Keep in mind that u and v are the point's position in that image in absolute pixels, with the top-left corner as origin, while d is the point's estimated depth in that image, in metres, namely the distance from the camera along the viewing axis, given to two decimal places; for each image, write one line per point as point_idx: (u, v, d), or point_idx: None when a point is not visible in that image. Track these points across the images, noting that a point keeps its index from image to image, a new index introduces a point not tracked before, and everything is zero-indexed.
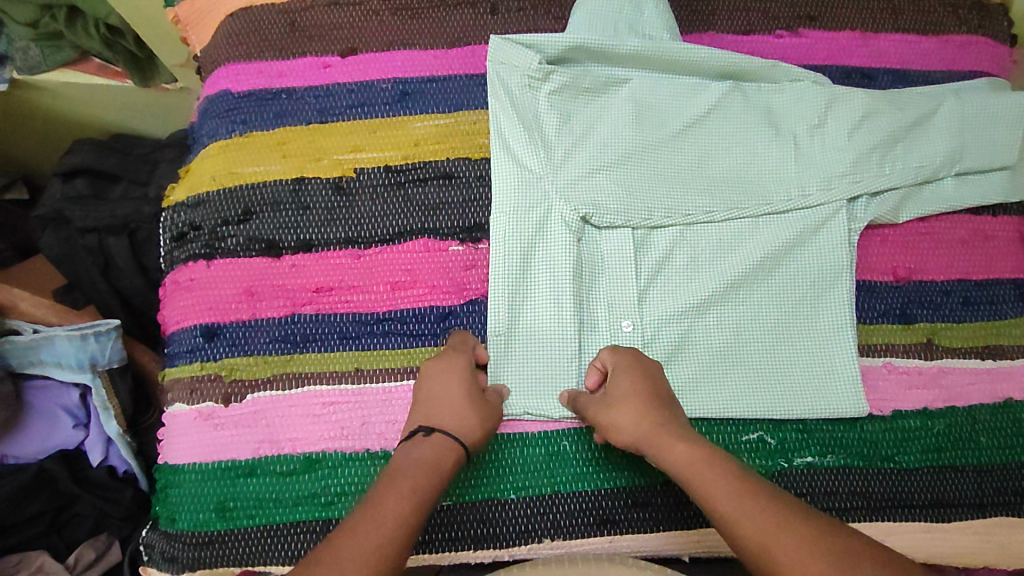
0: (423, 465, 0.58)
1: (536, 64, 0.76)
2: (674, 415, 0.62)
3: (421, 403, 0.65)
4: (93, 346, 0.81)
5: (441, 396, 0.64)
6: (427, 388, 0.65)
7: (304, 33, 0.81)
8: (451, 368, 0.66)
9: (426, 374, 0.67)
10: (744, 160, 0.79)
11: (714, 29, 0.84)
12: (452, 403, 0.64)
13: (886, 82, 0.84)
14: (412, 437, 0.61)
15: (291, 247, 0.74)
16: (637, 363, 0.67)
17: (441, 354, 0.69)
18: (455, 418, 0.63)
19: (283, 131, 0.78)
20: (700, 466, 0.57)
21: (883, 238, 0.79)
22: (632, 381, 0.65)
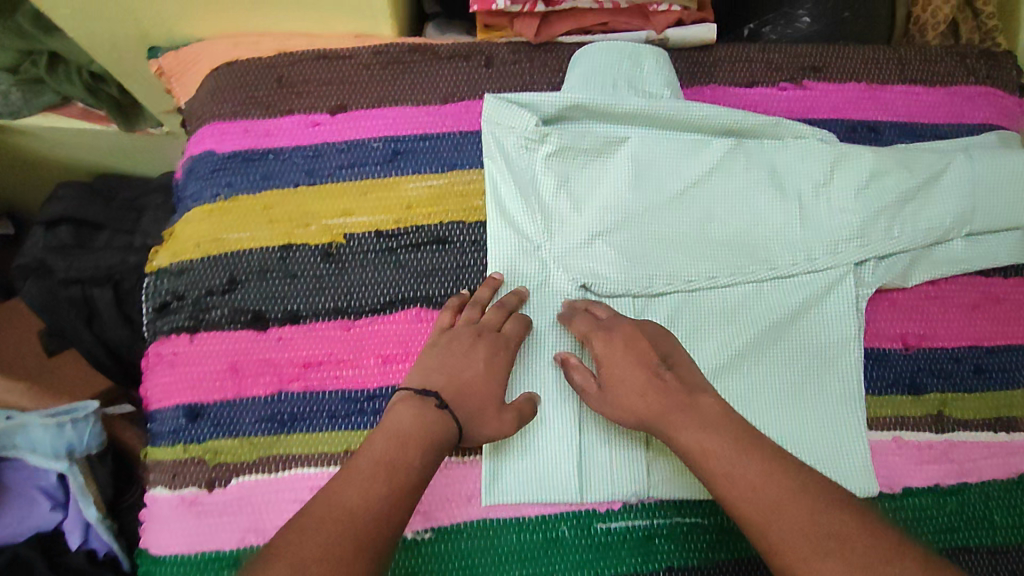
0: (409, 429, 0.60)
1: (533, 126, 0.74)
2: (673, 390, 0.62)
3: (452, 368, 0.65)
4: (69, 432, 0.80)
5: (474, 376, 0.65)
6: (462, 359, 0.66)
7: (291, 89, 0.78)
8: (496, 360, 0.66)
9: (470, 344, 0.66)
10: (746, 221, 0.76)
11: (716, 80, 0.81)
12: (479, 384, 0.65)
13: (894, 135, 0.80)
14: (426, 398, 0.62)
15: (278, 318, 0.72)
16: (612, 331, 0.67)
17: (496, 336, 0.68)
18: (474, 402, 0.64)
19: (270, 194, 0.75)
20: (710, 441, 0.58)
21: (892, 303, 0.76)
22: (626, 361, 0.65)
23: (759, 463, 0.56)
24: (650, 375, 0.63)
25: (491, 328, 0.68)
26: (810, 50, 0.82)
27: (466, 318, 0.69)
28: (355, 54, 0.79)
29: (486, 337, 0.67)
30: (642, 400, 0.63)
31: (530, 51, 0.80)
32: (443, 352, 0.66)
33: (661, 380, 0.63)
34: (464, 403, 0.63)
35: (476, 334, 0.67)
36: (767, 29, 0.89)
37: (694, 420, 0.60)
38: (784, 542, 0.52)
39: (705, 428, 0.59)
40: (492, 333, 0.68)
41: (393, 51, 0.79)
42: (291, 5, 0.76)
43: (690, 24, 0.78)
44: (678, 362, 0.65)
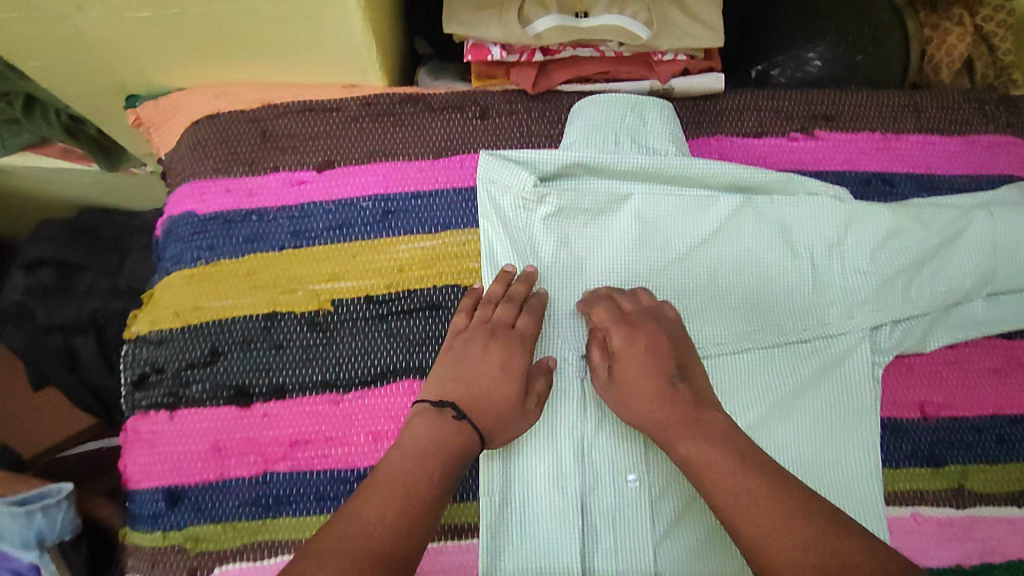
0: (424, 443, 0.58)
1: (531, 186, 0.70)
2: (683, 401, 0.60)
3: (466, 376, 0.63)
4: (39, 519, 0.77)
5: (491, 383, 0.63)
6: (475, 366, 0.64)
7: (276, 145, 0.74)
8: (512, 361, 0.64)
9: (483, 347, 0.64)
10: (756, 282, 0.72)
11: (724, 131, 0.77)
12: (495, 388, 0.63)
13: (909, 188, 0.76)
14: (443, 411, 0.61)
15: (263, 394, 0.68)
16: (635, 325, 0.64)
17: (509, 333, 0.65)
18: (492, 411, 0.62)
19: (253, 258, 0.71)
20: (709, 451, 0.56)
21: (909, 368, 0.72)
22: (642, 361, 0.63)
23: (755, 477, 0.53)
24: (662, 380, 0.62)
25: (502, 325, 0.66)
26: (821, 98, 0.79)
27: (477, 317, 0.67)
28: (343, 106, 0.74)
29: (500, 336, 0.65)
30: (650, 397, 0.61)
31: (527, 101, 0.76)
32: (454, 360, 0.64)
33: (671, 388, 0.61)
34: (482, 414, 0.61)
35: (490, 333, 0.65)
36: (775, 72, 0.85)
37: (699, 435, 0.57)
38: (781, 564, 0.48)
39: (710, 444, 0.57)
40: (504, 330, 0.65)
41: (383, 102, 0.75)
42: (272, 58, 0.71)
43: (697, 74, 0.74)
44: (691, 369, 0.64)
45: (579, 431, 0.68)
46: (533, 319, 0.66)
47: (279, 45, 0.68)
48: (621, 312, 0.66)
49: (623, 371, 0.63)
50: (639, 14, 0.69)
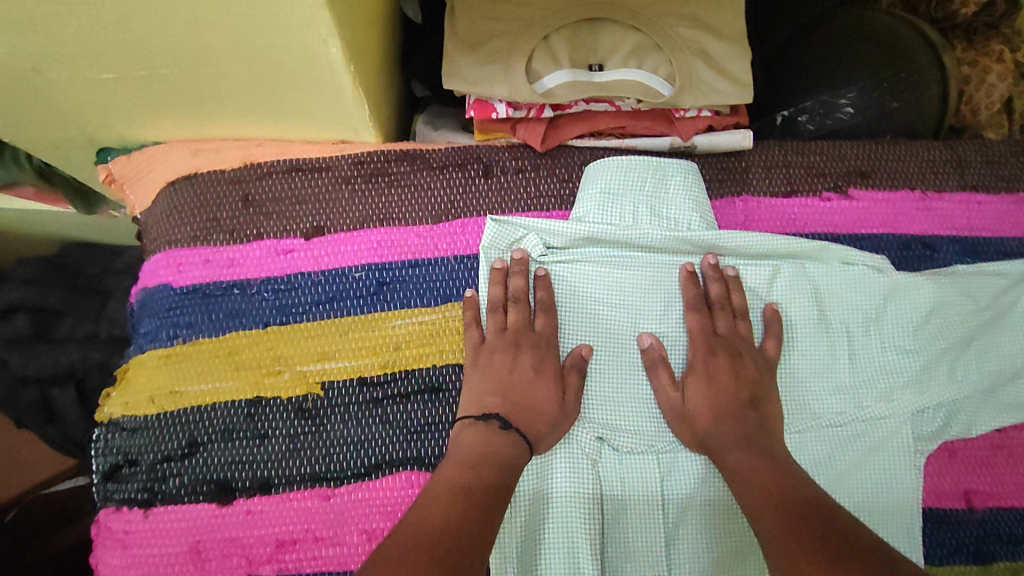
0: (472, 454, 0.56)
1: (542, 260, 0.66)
2: (748, 424, 0.61)
3: (501, 385, 0.61)
4: None
5: (528, 391, 0.62)
6: (507, 374, 0.62)
7: (260, 210, 0.67)
8: (543, 368, 0.63)
9: (510, 357, 0.63)
10: (788, 358, 0.66)
11: (750, 191, 0.70)
12: (532, 394, 0.61)
13: (952, 253, 0.70)
14: (489, 423, 0.59)
15: (247, 488, 0.62)
16: (717, 349, 0.64)
17: (532, 335, 0.64)
18: (533, 417, 0.61)
19: (235, 337, 0.65)
20: (746, 459, 0.58)
21: (952, 454, 0.66)
22: (728, 382, 0.63)
23: (786, 487, 0.55)
24: (732, 404, 0.62)
25: (524, 331, 0.64)
26: (857, 152, 0.71)
27: (496, 325, 0.64)
28: (334, 164, 0.68)
29: (525, 343, 0.63)
30: (715, 416, 0.61)
31: (536, 157, 0.69)
32: (485, 371, 0.62)
33: (741, 412, 0.61)
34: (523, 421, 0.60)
35: (514, 342, 0.63)
36: (803, 118, 0.79)
37: (734, 445, 0.59)
38: (796, 544, 0.49)
39: (742, 453, 0.58)
40: (527, 335, 0.64)
41: (378, 160, 0.68)
42: (255, 117, 0.64)
43: (722, 130, 0.68)
44: (766, 393, 0.63)
45: (596, 524, 0.62)
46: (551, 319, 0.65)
47: (263, 105, 0.62)
48: (712, 331, 0.65)
49: (692, 391, 0.63)
50: (660, 68, 0.63)
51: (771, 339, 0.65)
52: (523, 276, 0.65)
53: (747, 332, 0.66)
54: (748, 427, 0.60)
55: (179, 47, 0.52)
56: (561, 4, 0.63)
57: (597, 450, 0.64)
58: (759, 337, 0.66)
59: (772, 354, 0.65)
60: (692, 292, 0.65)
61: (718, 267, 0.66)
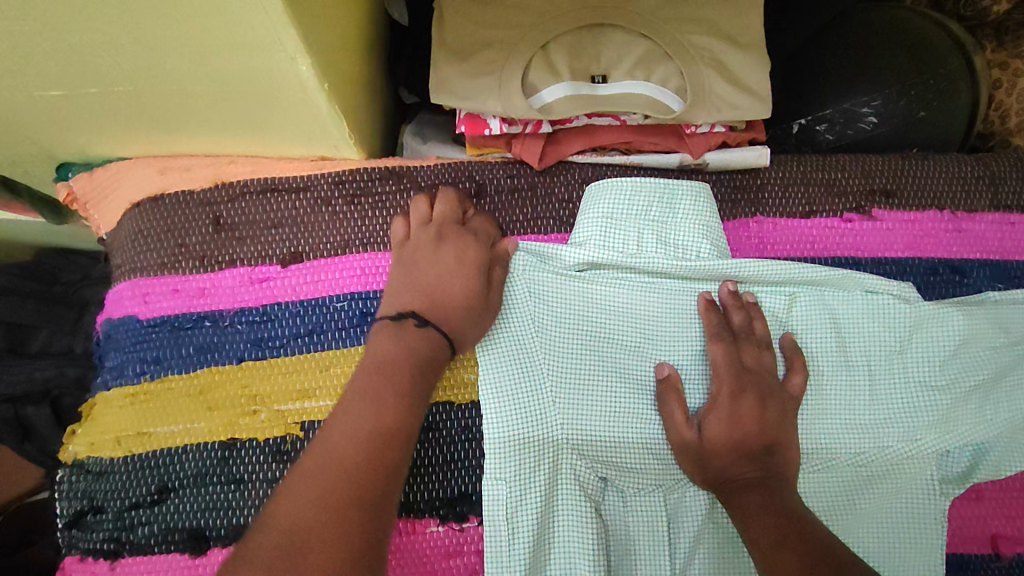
0: (395, 362, 0.51)
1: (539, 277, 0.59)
2: (766, 467, 0.54)
3: (420, 277, 0.56)
4: None
5: (450, 280, 0.56)
6: (428, 265, 0.56)
7: (232, 234, 0.62)
8: (470, 256, 0.57)
9: (433, 248, 0.57)
10: (810, 395, 0.60)
11: (764, 211, 0.64)
12: (455, 284, 0.56)
13: (982, 278, 0.64)
14: (403, 322, 0.53)
15: (221, 537, 0.56)
16: (744, 385, 0.57)
17: (458, 227, 0.59)
18: (452, 308, 0.55)
19: (207, 374, 0.59)
20: (760, 501, 0.52)
21: (979, 495, 0.61)
22: (752, 416, 0.56)
23: (789, 527, 0.50)
24: (753, 448, 0.55)
25: (451, 224, 0.59)
26: (881, 168, 0.65)
27: (418, 219, 0.59)
28: (312, 184, 0.62)
29: (448, 234, 0.58)
30: (734, 459, 0.55)
31: (535, 174, 0.64)
32: (406, 265, 0.57)
33: (762, 457, 0.55)
34: (443, 321, 0.54)
35: (438, 233, 0.58)
36: (823, 127, 0.72)
37: (749, 484, 0.53)
38: None
39: (757, 494, 0.52)
40: (453, 227, 0.59)
41: (359, 178, 0.63)
42: (225, 132, 0.59)
43: (736, 147, 0.62)
44: (785, 437, 0.57)
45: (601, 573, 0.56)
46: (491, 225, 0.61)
47: (228, 119, 0.56)
48: (740, 363, 0.58)
49: (711, 429, 0.56)
50: (669, 80, 0.58)
51: (796, 371, 0.59)
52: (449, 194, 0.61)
53: (772, 363, 0.59)
54: (765, 470, 0.54)
55: (129, 62, 0.46)
56: (561, 9, 0.57)
57: (602, 491, 0.59)
58: (782, 371, 0.60)
59: (796, 388, 0.59)
60: (715, 320, 0.59)
61: (737, 293, 0.61)
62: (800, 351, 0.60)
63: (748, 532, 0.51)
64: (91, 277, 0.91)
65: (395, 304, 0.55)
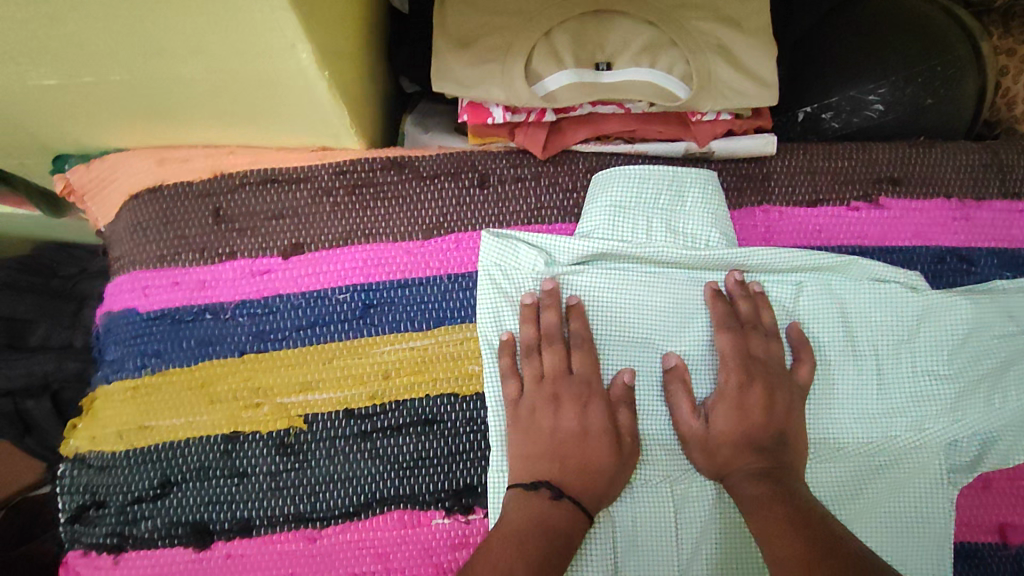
0: (531, 521, 0.50)
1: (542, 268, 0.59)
2: (772, 458, 0.54)
3: (547, 445, 0.54)
4: None
5: (577, 446, 0.54)
6: (548, 432, 0.55)
7: (233, 226, 0.61)
8: (590, 416, 0.55)
9: (552, 412, 0.55)
10: (817, 384, 0.60)
11: (771, 199, 0.63)
12: (590, 462, 0.54)
13: (990, 267, 0.64)
14: (536, 490, 0.52)
15: (225, 530, 0.56)
16: (753, 375, 0.57)
17: (571, 383, 0.56)
18: (588, 479, 0.53)
19: (208, 367, 0.59)
20: (767, 491, 0.52)
21: (987, 484, 0.61)
22: (759, 407, 0.56)
23: (798, 516, 0.50)
24: (760, 438, 0.55)
25: (560, 377, 0.56)
26: (889, 156, 0.65)
27: (528, 377, 0.57)
28: (314, 176, 0.62)
29: (565, 393, 0.56)
30: (741, 449, 0.55)
31: (539, 164, 0.63)
32: (527, 430, 0.55)
33: (770, 447, 0.55)
34: (576, 486, 0.53)
35: (552, 395, 0.56)
36: (827, 115, 0.72)
37: (755, 475, 0.53)
38: None
39: (762, 485, 0.52)
40: (566, 383, 0.56)
41: (361, 169, 0.62)
42: (226, 124, 0.58)
43: (742, 135, 0.61)
44: (793, 428, 0.56)
45: (606, 566, 0.56)
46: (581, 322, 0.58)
47: (230, 111, 0.55)
48: (747, 353, 0.58)
49: (718, 419, 0.56)
50: (674, 66, 0.57)
51: (805, 362, 0.59)
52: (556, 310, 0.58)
53: (780, 352, 0.59)
54: (772, 461, 0.54)
55: (128, 51, 0.45)
56: None
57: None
58: (789, 361, 0.59)
59: (803, 378, 0.58)
60: (723, 310, 0.59)
61: (743, 283, 0.60)
62: (807, 341, 0.60)
63: (753, 520, 0.51)
64: (90, 270, 0.90)
65: (524, 468, 0.53)
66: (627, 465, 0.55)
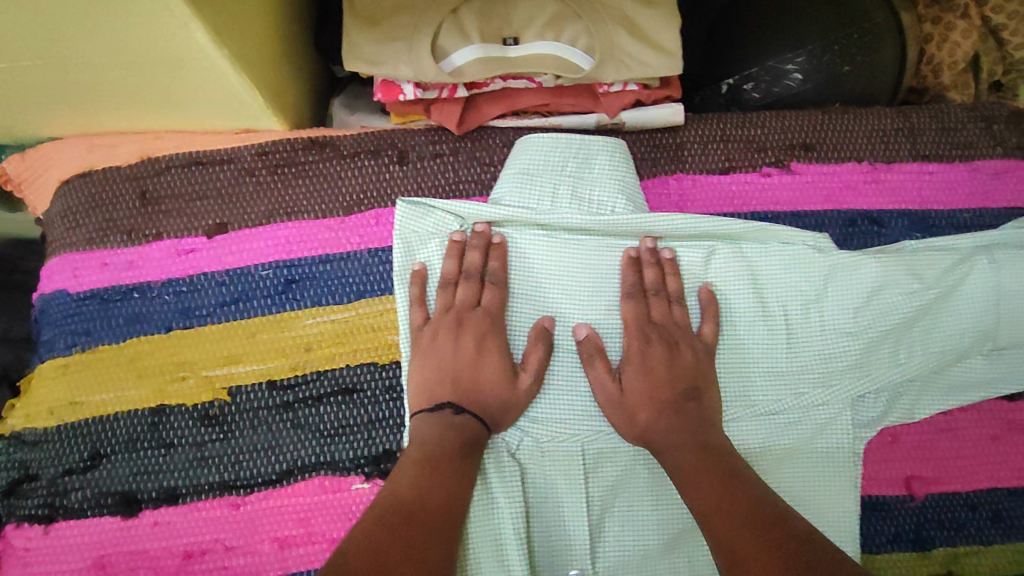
0: (437, 431, 0.54)
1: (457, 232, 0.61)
2: (685, 418, 0.56)
3: (446, 367, 0.57)
4: None
5: (473, 368, 0.57)
6: (447, 356, 0.57)
7: (159, 207, 0.63)
8: (487, 343, 0.58)
9: (452, 340, 0.57)
10: (727, 347, 0.61)
11: (685, 168, 0.65)
12: (484, 380, 0.57)
13: (900, 229, 0.65)
14: (440, 410, 0.55)
15: (153, 500, 0.58)
16: (650, 337, 0.59)
17: (475, 315, 0.58)
18: (486, 393, 0.57)
19: (137, 343, 0.61)
20: (679, 443, 0.54)
21: (894, 439, 0.63)
22: (663, 364, 0.58)
23: (711, 462, 0.52)
24: (666, 398, 0.56)
25: (467, 309, 0.58)
26: (801, 123, 0.66)
27: (439, 306, 0.59)
28: (237, 157, 0.64)
29: (469, 324, 0.58)
30: (656, 413, 0.56)
31: (454, 140, 0.64)
32: (426, 356, 0.57)
33: (680, 404, 0.56)
34: (473, 399, 0.56)
35: (457, 323, 0.58)
36: (749, 85, 0.74)
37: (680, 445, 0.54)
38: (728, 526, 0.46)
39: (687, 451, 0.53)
40: (471, 314, 0.58)
41: (282, 149, 0.64)
42: (146, 108, 0.59)
43: (650, 105, 0.63)
44: (702, 382, 0.58)
45: (522, 528, 0.57)
46: (477, 254, 0.59)
47: (146, 95, 0.57)
48: (646, 319, 0.60)
49: (630, 384, 0.58)
50: (578, 39, 0.58)
51: (709, 321, 0.60)
52: (455, 258, 0.60)
53: (683, 317, 0.60)
54: (681, 413, 0.56)
55: (24, 37, 0.46)
56: None
57: (518, 439, 0.59)
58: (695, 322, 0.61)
59: (709, 338, 0.60)
60: (629, 278, 0.61)
61: (655, 250, 0.62)
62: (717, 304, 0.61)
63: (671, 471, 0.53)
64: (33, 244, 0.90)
65: (421, 393, 0.57)
66: (526, 391, 0.58)
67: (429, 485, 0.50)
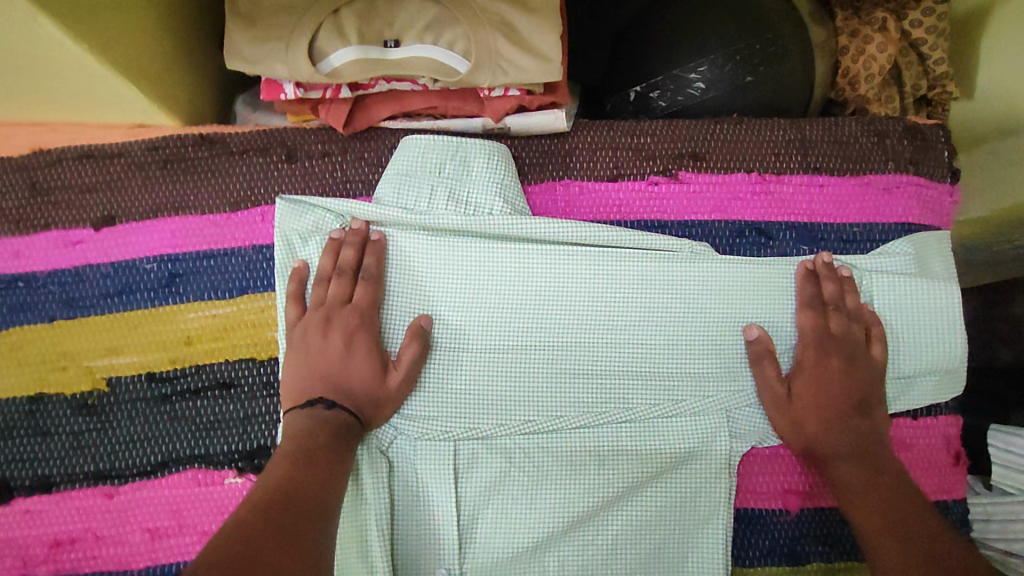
0: (305, 428, 0.53)
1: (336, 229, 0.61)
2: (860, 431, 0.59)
3: (314, 364, 0.57)
4: None
5: (344, 365, 0.57)
6: (317, 351, 0.57)
7: (48, 199, 0.64)
8: (355, 339, 0.58)
9: (321, 335, 0.57)
10: (614, 349, 0.63)
11: (572, 174, 0.66)
12: (354, 376, 0.57)
13: (788, 241, 0.65)
14: (312, 406, 0.54)
15: (26, 487, 0.60)
16: (834, 353, 0.60)
17: (345, 311, 0.58)
18: (357, 389, 0.57)
19: (18, 332, 0.62)
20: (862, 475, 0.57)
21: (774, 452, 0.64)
22: (836, 379, 0.59)
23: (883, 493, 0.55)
24: (841, 411, 0.59)
25: (338, 306, 0.59)
26: (692, 132, 0.66)
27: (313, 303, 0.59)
28: (127, 150, 0.64)
29: (337, 320, 0.58)
30: (838, 432, 0.59)
31: (344, 141, 0.65)
32: (296, 353, 0.57)
33: (853, 419, 0.59)
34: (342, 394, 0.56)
35: (325, 319, 0.58)
36: (655, 94, 0.73)
37: (847, 458, 0.58)
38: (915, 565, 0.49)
39: (855, 467, 0.57)
40: (340, 310, 0.58)
41: (174, 144, 0.64)
42: (30, 103, 0.60)
43: (534, 112, 0.64)
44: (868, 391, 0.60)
45: (386, 528, 0.57)
46: (352, 252, 0.60)
47: (26, 90, 0.57)
48: (827, 333, 0.61)
49: (800, 389, 0.60)
50: (457, 43, 0.58)
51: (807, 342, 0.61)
52: (330, 254, 0.60)
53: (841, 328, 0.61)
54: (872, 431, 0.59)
55: None
56: None
57: (391, 436, 0.60)
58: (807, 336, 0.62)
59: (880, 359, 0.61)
60: (605, 293, 0.63)
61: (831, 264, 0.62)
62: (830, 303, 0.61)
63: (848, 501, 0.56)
64: None
65: (292, 389, 0.57)
66: (399, 389, 0.58)
67: (301, 476, 0.48)
